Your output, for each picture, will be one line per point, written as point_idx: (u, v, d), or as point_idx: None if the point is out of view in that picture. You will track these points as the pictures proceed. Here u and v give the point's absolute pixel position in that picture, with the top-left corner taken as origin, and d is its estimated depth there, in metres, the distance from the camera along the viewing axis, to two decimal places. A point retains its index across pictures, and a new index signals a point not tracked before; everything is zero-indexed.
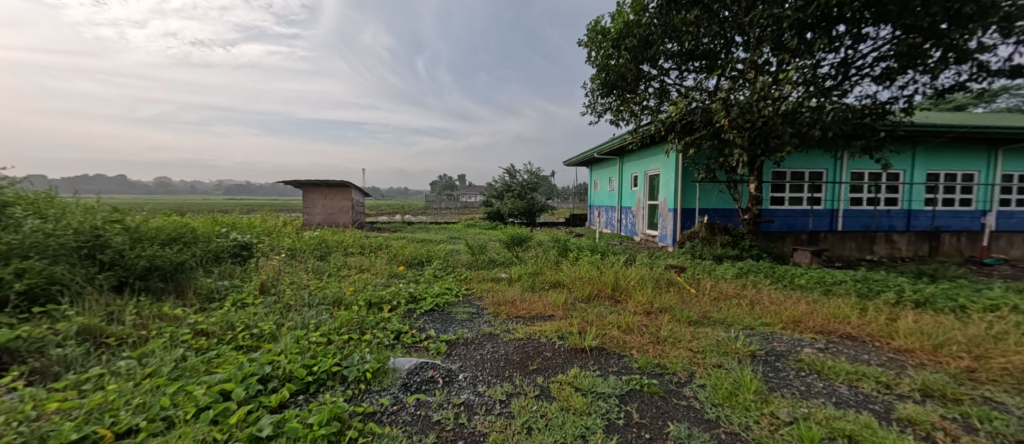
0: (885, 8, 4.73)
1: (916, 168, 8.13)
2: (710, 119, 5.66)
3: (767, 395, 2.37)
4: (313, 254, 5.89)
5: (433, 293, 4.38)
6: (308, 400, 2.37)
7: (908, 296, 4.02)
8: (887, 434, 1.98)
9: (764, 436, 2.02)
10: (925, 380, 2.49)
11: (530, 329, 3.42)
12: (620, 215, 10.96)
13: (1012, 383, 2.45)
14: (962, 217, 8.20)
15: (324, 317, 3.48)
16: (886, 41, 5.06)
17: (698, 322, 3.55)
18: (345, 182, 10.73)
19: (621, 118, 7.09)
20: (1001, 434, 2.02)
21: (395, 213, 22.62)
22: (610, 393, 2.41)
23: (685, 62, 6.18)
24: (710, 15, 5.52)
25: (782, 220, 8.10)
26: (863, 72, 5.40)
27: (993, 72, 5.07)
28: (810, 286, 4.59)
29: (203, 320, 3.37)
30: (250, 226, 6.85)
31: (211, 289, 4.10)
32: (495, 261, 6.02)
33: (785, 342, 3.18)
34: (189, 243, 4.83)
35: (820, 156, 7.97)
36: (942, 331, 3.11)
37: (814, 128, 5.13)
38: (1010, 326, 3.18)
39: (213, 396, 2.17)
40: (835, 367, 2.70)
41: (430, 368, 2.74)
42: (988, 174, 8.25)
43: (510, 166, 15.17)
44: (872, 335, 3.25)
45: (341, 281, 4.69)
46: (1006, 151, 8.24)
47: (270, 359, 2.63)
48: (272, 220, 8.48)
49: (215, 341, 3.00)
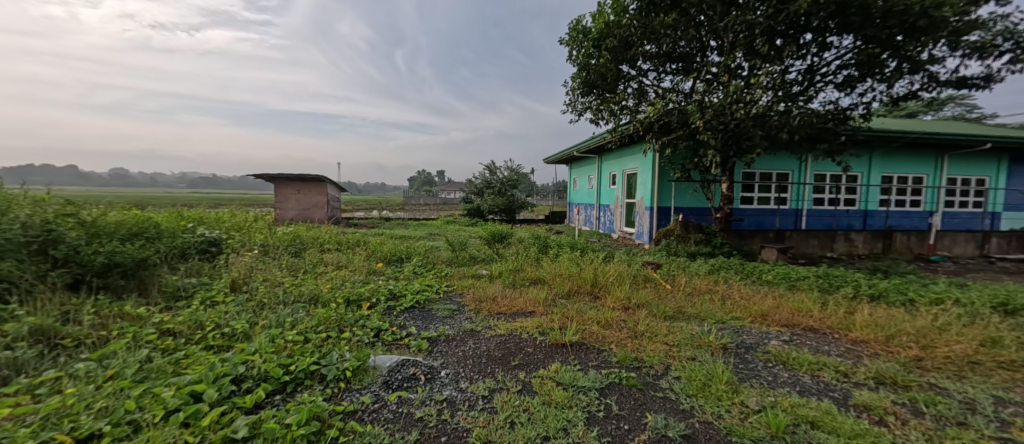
0: (849, 19, 4.95)
1: (873, 171, 8.64)
2: (686, 120, 5.81)
3: (737, 386, 2.49)
4: (287, 251, 5.71)
5: (414, 290, 4.35)
6: (285, 400, 2.32)
7: (864, 290, 4.30)
8: (845, 419, 2.13)
9: (735, 424, 2.13)
10: (879, 368, 2.68)
11: (511, 325, 3.45)
12: (598, 212, 11.17)
13: (953, 370, 2.68)
14: (912, 217, 8.84)
15: (300, 315, 3.39)
16: (848, 50, 5.34)
17: (674, 317, 3.67)
18: (320, 176, 10.41)
19: (601, 117, 7.21)
20: (944, 417, 2.20)
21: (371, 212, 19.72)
22: (590, 387, 2.48)
23: (663, 64, 6.32)
24: (687, 19, 5.69)
25: (751, 218, 8.48)
26: (827, 79, 5.68)
27: (941, 83, 5.45)
28: (776, 282, 4.83)
29: (170, 319, 3.22)
30: (219, 221, 6.57)
31: (176, 287, 3.92)
32: (476, 257, 6.02)
33: (753, 335, 3.34)
34: (153, 238, 4.60)
35: (786, 158, 8.36)
36: (894, 323, 3.34)
37: (782, 131, 5.40)
38: (953, 318, 3.47)
39: (184, 398, 2.10)
40: (799, 358, 2.86)
41: (412, 365, 2.72)
42: (935, 177, 8.89)
43: (490, 163, 15.09)
44: (832, 328, 3.46)
45: (317, 278, 4.59)
46: (951, 157, 8.88)
47: (244, 359, 2.56)
48: (241, 214, 8.12)
49: (182, 342, 2.88)
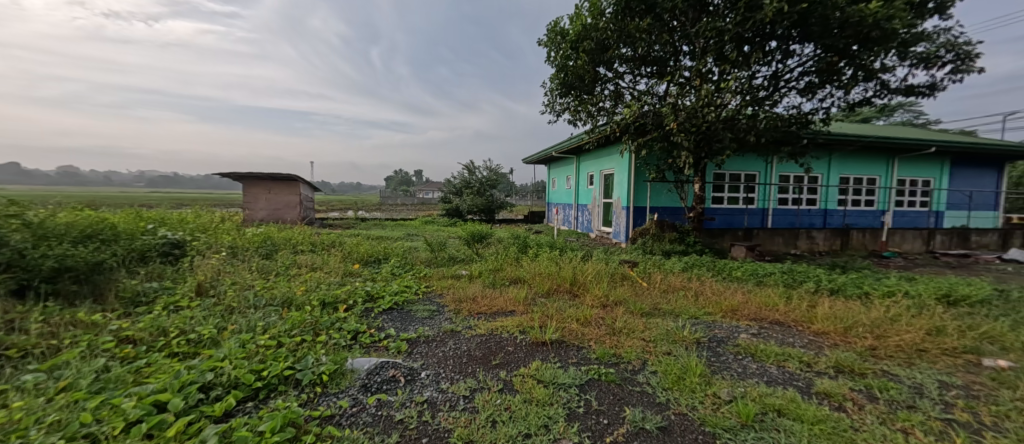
0: (810, 28, 5.22)
1: (832, 172, 9.15)
2: (660, 122, 5.98)
3: (710, 378, 2.58)
4: (257, 252, 5.50)
5: (392, 292, 4.28)
6: (258, 407, 2.24)
7: (825, 285, 4.55)
8: (808, 406, 2.25)
9: (708, 415, 2.21)
10: (839, 358, 2.84)
11: (491, 325, 3.45)
12: (577, 212, 11.31)
13: (904, 358, 2.88)
14: (866, 216, 9.40)
15: (272, 319, 3.28)
16: (809, 58, 5.63)
17: (650, 313, 3.77)
18: (292, 175, 10.07)
19: (579, 118, 7.32)
20: (896, 401, 2.36)
21: (348, 212, 19.32)
22: (570, 384, 2.52)
23: (638, 67, 6.47)
24: (661, 24, 5.85)
25: (721, 218, 8.80)
26: (791, 85, 5.97)
27: (892, 91, 5.83)
28: (745, 278, 5.04)
29: (129, 326, 3.05)
30: (183, 222, 6.26)
31: (135, 292, 3.70)
32: (455, 258, 5.98)
33: (725, 329, 3.48)
34: (109, 241, 4.34)
35: (753, 160, 8.74)
36: (852, 315, 3.55)
37: (749, 134, 5.65)
38: (903, 309, 3.72)
39: (146, 408, 1.99)
40: (766, 350, 3.00)
41: (391, 367, 2.69)
42: (887, 178, 9.50)
43: (468, 162, 15.04)
44: (796, 321, 3.64)
45: (290, 280, 4.44)
46: (901, 160, 9.51)
47: (212, 366, 2.45)
48: (207, 214, 7.75)
49: (143, 349, 2.72)
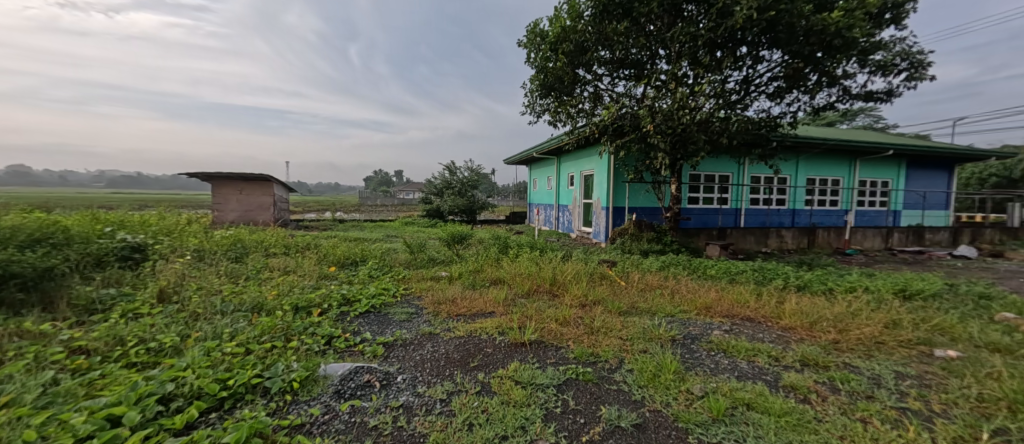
0: (777, 35, 5.42)
1: (800, 173, 9.52)
2: (638, 124, 6.08)
3: (683, 374, 2.63)
4: (226, 256, 5.28)
5: (369, 295, 4.19)
6: (222, 418, 2.14)
7: (792, 282, 4.72)
8: (776, 399, 2.32)
9: (681, 411, 2.25)
10: (805, 352, 2.95)
11: (470, 326, 3.43)
12: (557, 212, 11.38)
13: (865, 350, 3.02)
14: (831, 215, 9.83)
15: (241, 325, 3.15)
16: (777, 63, 5.85)
17: (627, 312, 3.82)
18: (264, 175, 9.73)
19: (558, 119, 7.36)
20: (856, 392, 2.47)
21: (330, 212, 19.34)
22: (548, 384, 2.52)
23: (616, 70, 6.57)
24: (638, 27, 5.96)
25: (697, 217, 9.03)
26: (761, 89, 6.18)
27: (853, 96, 6.10)
28: (719, 276, 5.17)
29: (81, 335, 2.87)
30: (144, 225, 5.95)
31: (90, 299, 3.49)
32: (435, 259, 5.92)
33: (699, 326, 3.56)
34: (61, 245, 4.08)
35: (726, 161, 9.01)
36: (817, 310, 3.70)
37: (722, 136, 5.81)
38: (864, 303, 3.91)
39: (98, 423, 1.87)
40: (737, 346, 3.08)
41: (366, 372, 2.63)
42: (850, 179, 9.96)
43: (449, 163, 14.95)
44: (766, 316, 3.77)
45: (261, 284, 4.28)
46: (862, 162, 9.98)
47: (172, 376, 2.33)
48: (172, 216, 7.40)
49: (98, 360, 2.57)
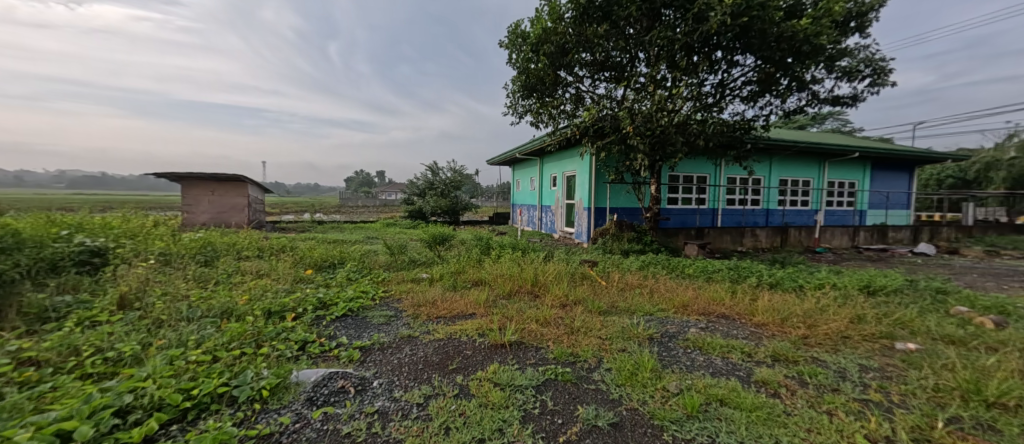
0: (750, 40, 5.57)
1: (773, 175, 9.82)
2: (618, 126, 6.15)
3: (660, 372, 2.67)
4: (195, 260, 5.07)
5: (346, 298, 4.10)
6: (184, 429, 2.05)
7: (766, 280, 4.85)
8: (748, 395, 2.37)
9: (657, 408, 2.28)
10: (776, 348, 3.03)
11: (450, 328, 3.39)
12: (540, 213, 11.42)
13: (832, 345, 3.13)
14: (802, 215, 10.17)
15: (208, 332, 3.03)
16: (751, 68, 6.01)
17: (607, 311, 3.85)
18: (238, 175, 9.41)
19: (540, 120, 7.38)
20: (824, 385, 2.55)
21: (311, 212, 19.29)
22: (527, 385, 2.51)
23: (597, 72, 6.63)
24: (617, 30, 6.03)
25: (675, 217, 9.20)
26: (735, 93, 6.34)
27: (821, 100, 6.34)
28: (696, 275, 5.28)
29: (31, 346, 2.69)
30: (106, 227, 5.65)
31: (44, 307, 3.28)
32: (415, 260, 5.85)
33: (676, 325, 3.61)
34: (10, 250, 3.83)
35: (703, 163, 9.22)
36: (788, 307, 3.81)
37: (698, 138, 5.93)
38: (832, 300, 4.05)
39: (45, 439, 1.75)
40: (712, 343, 3.14)
41: (340, 377, 2.57)
42: (819, 180, 10.34)
43: (431, 163, 14.84)
44: (740, 314, 3.86)
45: (232, 289, 4.13)
46: (831, 163, 10.37)
47: (132, 387, 2.21)
48: (138, 218, 7.07)
49: (49, 372, 2.42)
